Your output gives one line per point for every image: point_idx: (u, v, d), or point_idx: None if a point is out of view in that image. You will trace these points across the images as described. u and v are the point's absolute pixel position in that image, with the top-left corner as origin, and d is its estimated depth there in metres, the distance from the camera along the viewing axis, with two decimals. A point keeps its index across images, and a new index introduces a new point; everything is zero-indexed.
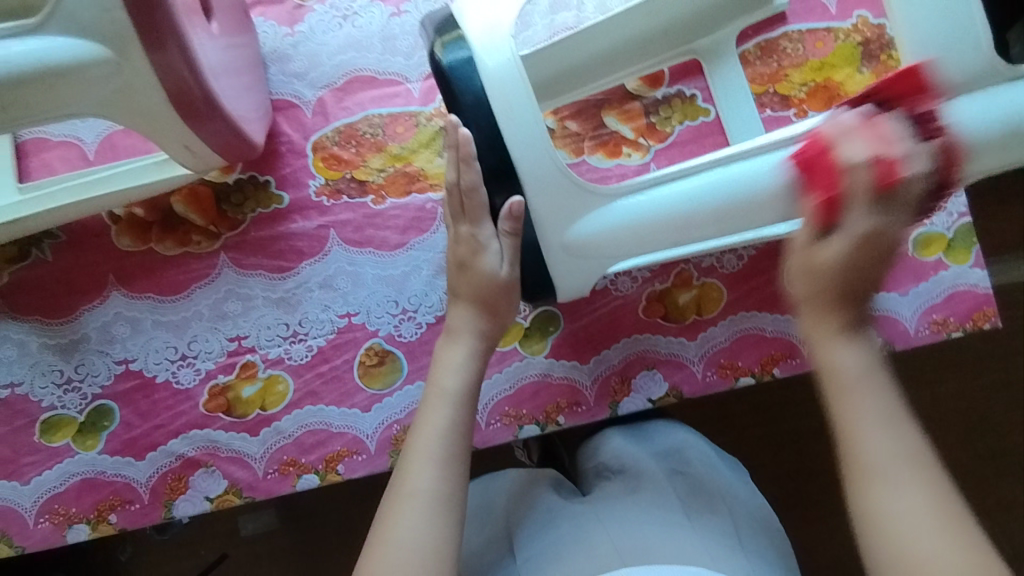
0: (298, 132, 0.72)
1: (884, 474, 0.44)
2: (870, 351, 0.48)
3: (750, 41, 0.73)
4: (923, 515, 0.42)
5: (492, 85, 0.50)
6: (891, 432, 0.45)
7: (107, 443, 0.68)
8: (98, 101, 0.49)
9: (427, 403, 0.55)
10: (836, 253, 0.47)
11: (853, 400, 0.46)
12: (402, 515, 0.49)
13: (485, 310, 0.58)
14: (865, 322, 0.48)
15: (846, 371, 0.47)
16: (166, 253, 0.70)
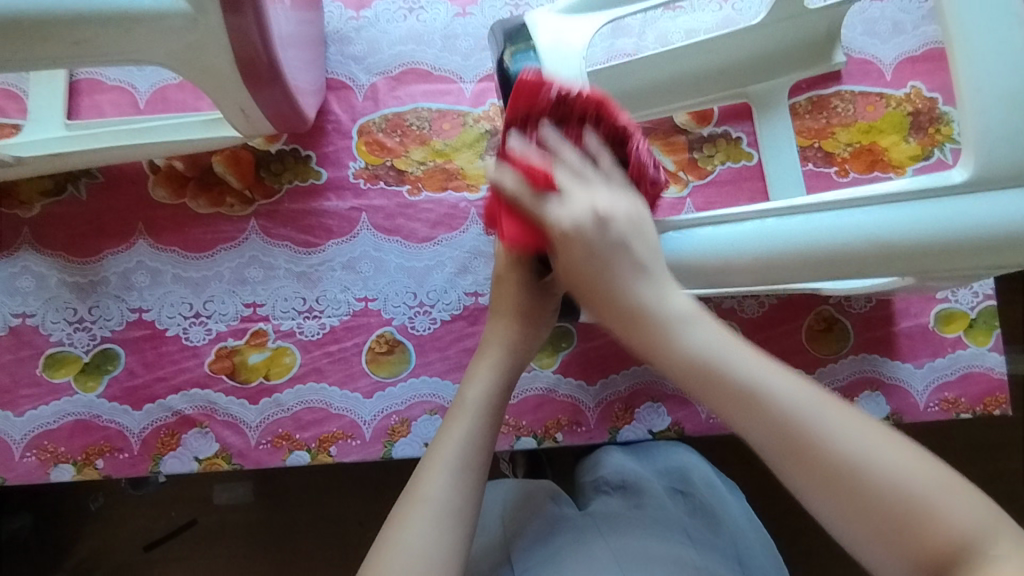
0: (346, 113, 0.73)
1: (796, 429, 0.37)
2: (700, 312, 0.43)
3: (802, 94, 0.74)
4: (848, 461, 0.36)
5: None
6: (768, 383, 0.39)
7: (107, 388, 0.68)
8: (169, 52, 0.50)
9: (450, 415, 0.53)
10: (564, 247, 0.46)
11: (721, 383, 0.40)
12: (412, 523, 0.46)
13: (522, 326, 0.57)
14: (658, 279, 0.44)
15: (694, 354, 0.41)
16: (198, 211, 0.71)
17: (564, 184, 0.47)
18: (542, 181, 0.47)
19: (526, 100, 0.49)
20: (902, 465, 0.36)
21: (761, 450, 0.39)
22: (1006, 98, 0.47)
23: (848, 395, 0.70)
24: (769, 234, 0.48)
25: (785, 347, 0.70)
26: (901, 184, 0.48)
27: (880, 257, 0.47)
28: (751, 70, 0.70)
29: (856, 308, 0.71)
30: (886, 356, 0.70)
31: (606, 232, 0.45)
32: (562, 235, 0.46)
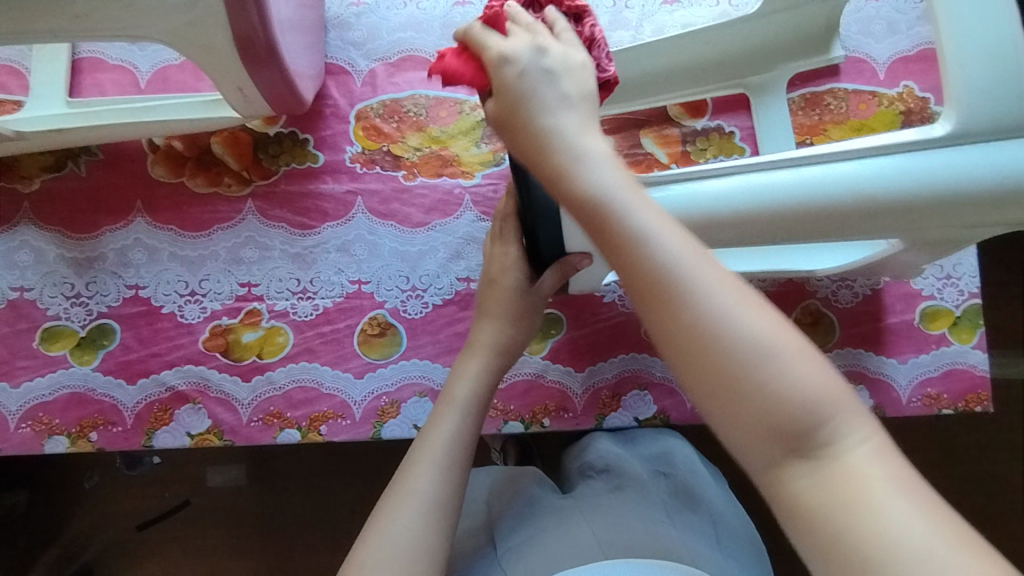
0: (344, 98, 0.74)
1: (673, 282, 0.34)
2: (612, 159, 0.40)
3: (797, 91, 0.75)
4: (724, 333, 0.33)
5: None
6: (658, 238, 0.35)
7: (102, 362, 0.69)
8: (168, 28, 0.51)
9: (438, 410, 0.55)
10: (498, 72, 0.42)
11: (610, 225, 0.37)
12: (398, 511, 0.48)
13: (512, 329, 0.59)
14: (579, 124, 0.41)
15: (587, 190, 0.38)
16: (196, 190, 0.72)
17: (512, 27, 0.44)
18: (492, 18, 0.44)
19: None
20: (779, 344, 0.33)
21: (633, 293, 0.35)
22: (989, 63, 0.47)
23: None
24: (750, 190, 0.49)
25: None
26: (884, 138, 0.48)
27: (866, 213, 0.47)
28: (747, 63, 0.72)
29: (843, 303, 0.72)
30: (870, 350, 0.72)
31: (538, 74, 0.42)
32: (494, 74, 0.42)
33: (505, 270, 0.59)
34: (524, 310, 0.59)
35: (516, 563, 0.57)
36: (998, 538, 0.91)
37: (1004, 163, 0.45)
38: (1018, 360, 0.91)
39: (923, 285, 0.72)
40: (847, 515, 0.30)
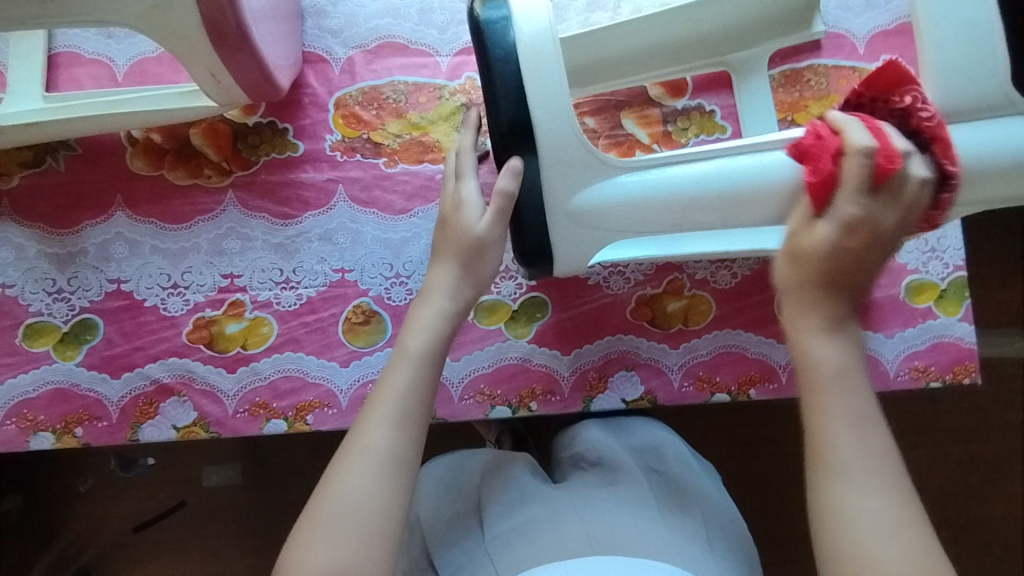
0: (323, 86, 0.73)
1: (850, 472, 0.44)
2: (853, 345, 0.47)
3: (778, 67, 0.75)
4: (878, 532, 0.42)
5: (526, 47, 0.49)
6: (855, 431, 0.45)
7: (85, 357, 0.69)
8: (137, 14, 0.50)
9: (392, 364, 0.55)
10: (829, 226, 0.46)
11: (835, 399, 0.45)
12: (352, 471, 0.50)
13: (464, 266, 0.58)
14: (846, 317, 0.47)
15: (826, 367, 0.46)
16: (175, 182, 0.71)
17: (896, 182, 0.45)
18: (885, 165, 0.44)
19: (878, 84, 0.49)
20: (916, 557, 0.42)
21: (818, 464, 0.45)
22: (963, 40, 0.48)
23: None
24: (727, 175, 0.51)
25: (758, 316, 0.72)
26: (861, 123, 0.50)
27: None
28: (729, 40, 0.71)
29: None
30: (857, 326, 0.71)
31: (870, 237, 0.45)
32: (820, 237, 0.46)
33: (453, 206, 0.58)
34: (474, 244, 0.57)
35: (504, 552, 0.59)
36: (992, 514, 0.91)
37: (971, 142, 0.48)
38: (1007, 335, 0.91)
39: (909, 260, 0.72)
40: None
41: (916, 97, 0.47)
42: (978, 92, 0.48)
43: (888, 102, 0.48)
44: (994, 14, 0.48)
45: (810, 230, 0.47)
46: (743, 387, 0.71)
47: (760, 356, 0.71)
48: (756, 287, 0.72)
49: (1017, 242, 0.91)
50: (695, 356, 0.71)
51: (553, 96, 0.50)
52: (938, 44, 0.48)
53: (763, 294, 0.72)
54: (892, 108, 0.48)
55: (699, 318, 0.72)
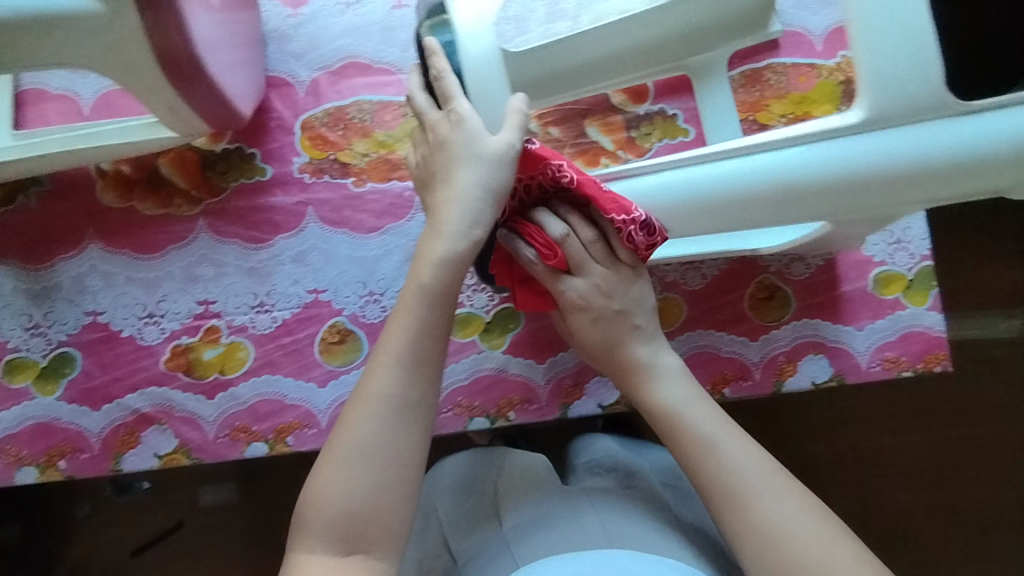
0: (288, 109, 0.74)
1: (742, 488, 0.51)
2: (682, 375, 0.58)
3: (737, 68, 0.76)
4: (784, 523, 0.49)
5: (470, 72, 0.52)
6: (724, 453, 0.52)
7: (65, 390, 0.69)
8: (91, 54, 0.51)
9: (398, 305, 0.52)
10: (573, 317, 0.58)
11: (692, 440, 0.54)
12: (363, 416, 0.49)
13: (483, 183, 0.51)
14: (664, 361, 0.58)
15: (665, 412, 0.56)
16: (146, 213, 0.72)
17: (574, 267, 0.56)
18: (554, 262, 0.56)
19: (527, 168, 0.55)
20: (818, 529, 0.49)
21: (710, 492, 0.52)
22: (898, 48, 0.47)
23: (791, 359, 0.72)
24: (676, 187, 0.53)
25: (729, 316, 0.73)
26: (805, 126, 0.50)
27: (784, 201, 0.51)
28: (686, 44, 0.72)
29: (796, 275, 0.73)
30: (827, 320, 0.72)
31: (614, 306, 0.57)
32: (574, 320, 0.59)
33: (453, 126, 0.51)
34: (491, 161, 0.51)
35: (522, 538, 0.61)
36: (976, 497, 0.92)
37: (911, 147, 0.48)
38: (981, 318, 0.92)
39: (875, 252, 0.73)
40: None
41: (555, 168, 0.53)
42: (914, 99, 0.47)
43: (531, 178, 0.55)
44: (925, 18, 0.47)
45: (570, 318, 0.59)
46: (717, 386, 0.72)
47: (733, 354, 0.72)
48: (726, 287, 0.73)
49: (985, 227, 0.92)
50: None
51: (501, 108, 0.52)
52: (868, 52, 0.47)
53: (734, 293, 0.73)
54: (545, 183, 0.55)
55: (672, 320, 0.73)
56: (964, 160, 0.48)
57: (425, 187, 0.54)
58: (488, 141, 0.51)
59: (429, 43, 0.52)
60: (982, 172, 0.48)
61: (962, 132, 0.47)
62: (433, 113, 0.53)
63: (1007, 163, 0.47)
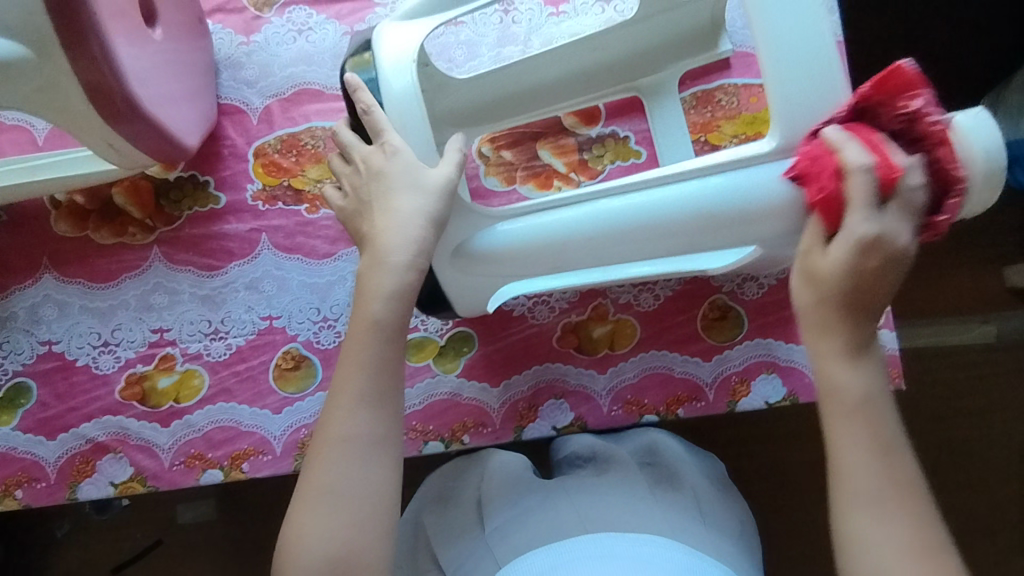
0: (242, 137, 0.74)
1: (868, 503, 0.47)
2: (876, 366, 0.49)
3: (688, 89, 0.75)
4: (891, 565, 0.46)
5: (390, 105, 0.51)
6: (874, 456, 0.47)
7: (21, 420, 0.70)
8: (23, 95, 0.53)
9: (354, 338, 0.53)
10: (813, 257, 0.48)
11: (861, 434, 0.48)
12: (334, 459, 0.51)
13: (417, 215, 0.52)
14: (870, 345, 0.49)
15: (852, 397, 0.48)
16: (101, 242, 0.73)
17: (892, 203, 0.45)
18: (885, 182, 0.45)
19: (879, 92, 0.46)
20: None
21: (841, 492, 0.48)
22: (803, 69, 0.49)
23: (744, 379, 0.72)
24: (599, 218, 0.53)
25: (681, 337, 0.73)
26: (717, 156, 0.51)
27: (703, 229, 0.51)
28: (635, 66, 0.72)
29: (748, 295, 0.73)
30: (780, 340, 0.72)
31: (876, 260, 0.45)
32: (835, 258, 0.46)
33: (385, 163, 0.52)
34: (423, 193, 0.51)
35: (505, 542, 0.63)
36: None
37: None
38: None
39: None
40: None
41: (921, 102, 0.46)
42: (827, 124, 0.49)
43: (895, 110, 0.46)
44: (827, 36, 0.49)
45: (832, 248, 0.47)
46: (671, 407, 0.72)
47: (686, 375, 0.72)
48: (680, 307, 0.73)
49: None
50: (622, 380, 0.72)
51: (423, 143, 0.52)
52: (773, 65, 0.49)
53: (686, 313, 0.73)
54: (896, 116, 0.46)
55: (625, 342, 0.73)
56: None
57: (360, 221, 0.55)
58: (424, 175, 0.51)
59: (350, 78, 0.51)
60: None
61: None
62: (365, 146, 0.53)
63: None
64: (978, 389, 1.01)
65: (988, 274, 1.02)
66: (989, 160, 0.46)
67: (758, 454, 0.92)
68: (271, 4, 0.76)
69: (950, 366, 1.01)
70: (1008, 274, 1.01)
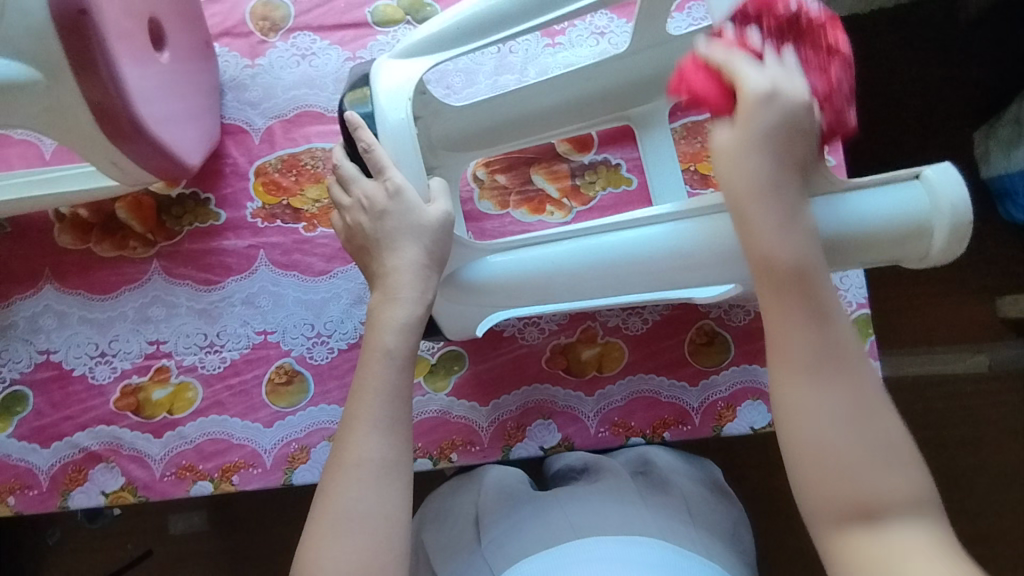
0: (243, 156, 0.76)
1: (806, 376, 0.45)
2: (803, 224, 0.46)
3: (678, 120, 0.78)
4: (825, 430, 0.44)
5: (385, 138, 0.53)
6: (809, 328, 0.45)
7: (16, 428, 0.71)
8: (32, 114, 0.55)
9: (365, 360, 0.50)
10: (720, 136, 0.47)
11: (795, 304, 0.45)
12: (349, 485, 0.47)
13: (425, 250, 0.51)
14: (801, 208, 0.47)
15: (785, 266, 0.45)
16: (102, 254, 0.74)
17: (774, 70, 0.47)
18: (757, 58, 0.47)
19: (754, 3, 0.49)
20: (873, 454, 0.44)
21: (777, 367, 0.46)
22: None
23: (730, 404, 0.73)
24: (580, 254, 0.55)
25: (668, 361, 0.74)
26: (699, 199, 0.54)
27: (684, 267, 0.54)
28: (629, 97, 0.74)
29: (735, 321, 0.75)
30: (765, 366, 0.74)
31: (777, 112, 0.45)
32: (738, 137, 0.46)
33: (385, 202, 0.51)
34: (432, 228, 0.51)
35: (503, 554, 0.63)
36: None
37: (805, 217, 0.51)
38: None
39: None
40: None
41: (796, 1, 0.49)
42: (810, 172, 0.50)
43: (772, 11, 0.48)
44: None
45: (727, 128, 0.47)
46: (657, 430, 0.73)
47: (672, 399, 0.73)
48: (668, 332, 0.75)
49: None
50: (610, 402, 0.73)
51: (417, 178, 0.53)
52: None
53: (674, 338, 0.75)
54: (778, 17, 0.48)
55: (613, 365, 0.74)
56: (864, 231, 0.50)
57: (367, 257, 0.53)
58: (422, 215, 0.51)
59: (351, 117, 0.52)
60: (875, 246, 0.51)
61: (864, 202, 0.51)
62: (367, 181, 0.52)
63: (889, 238, 0.51)
64: (968, 418, 1.02)
65: (979, 304, 1.03)
66: (961, 214, 0.50)
67: (747, 479, 0.93)
68: (277, 29, 0.79)
69: (941, 395, 1.02)
70: (1001, 305, 1.02)
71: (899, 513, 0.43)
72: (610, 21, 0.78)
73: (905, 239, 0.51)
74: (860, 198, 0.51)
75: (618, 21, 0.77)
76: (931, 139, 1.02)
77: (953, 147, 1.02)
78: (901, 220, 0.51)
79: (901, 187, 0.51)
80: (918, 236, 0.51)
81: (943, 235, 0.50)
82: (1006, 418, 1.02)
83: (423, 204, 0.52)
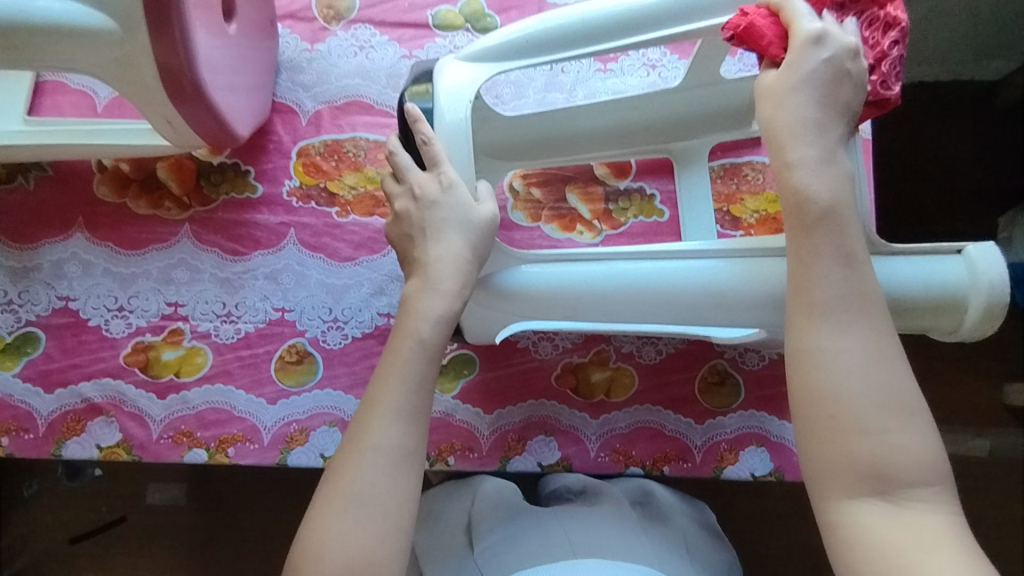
0: (289, 135, 0.78)
1: (828, 316, 0.44)
2: (843, 174, 0.46)
3: (718, 160, 0.78)
4: (846, 375, 0.43)
5: (441, 136, 0.54)
6: (837, 274, 0.44)
7: (23, 369, 0.71)
8: (100, 63, 0.57)
9: (393, 346, 0.51)
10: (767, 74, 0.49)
11: (823, 248, 0.45)
12: (363, 468, 0.47)
13: (470, 246, 0.52)
14: (839, 153, 0.47)
15: (817, 204, 0.45)
16: (136, 211, 0.75)
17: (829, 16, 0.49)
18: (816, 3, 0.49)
19: None
20: (890, 400, 0.43)
21: (798, 303, 0.45)
22: None
23: (733, 447, 0.72)
24: (612, 278, 0.56)
25: (678, 396, 0.74)
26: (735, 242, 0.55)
27: (711, 306, 0.54)
28: (673, 131, 0.75)
29: (749, 365, 0.75)
30: (773, 415, 0.73)
31: (826, 53, 0.47)
32: (786, 75, 0.47)
33: (437, 195, 0.52)
34: (478, 228, 0.52)
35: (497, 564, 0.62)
36: None
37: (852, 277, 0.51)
38: None
39: None
40: (857, 552, 0.42)
41: None
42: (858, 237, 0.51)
43: None
44: None
45: (774, 72, 0.48)
46: (657, 463, 0.72)
47: (676, 434, 0.73)
48: (680, 366, 0.75)
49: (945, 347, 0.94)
50: (614, 428, 0.73)
51: (468, 179, 0.54)
52: None
53: (685, 373, 0.74)
54: None
55: (621, 392, 0.74)
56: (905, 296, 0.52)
57: (408, 245, 0.53)
58: (472, 212, 0.52)
59: (412, 110, 0.53)
60: (912, 314, 0.52)
61: (909, 269, 0.52)
62: (420, 173, 0.53)
63: (925, 307, 0.52)
64: (965, 499, 1.00)
65: (986, 387, 1.03)
66: (998, 293, 0.51)
67: (738, 528, 0.91)
68: (340, 19, 0.81)
69: None
70: (1007, 391, 1.02)
71: (912, 479, 0.42)
72: (664, 55, 0.79)
73: (939, 311, 0.52)
74: (905, 265, 0.52)
75: (671, 57, 0.79)
76: (960, 215, 1.03)
77: (981, 227, 1.02)
78: (937, 292, 0.52)
79: (943, 261, 0.53)
80: (953, 311, 0.53)
81: (977, 312, 0.52)
82: (1001, 505, 1.00)
83: (474, 203, 0.53)
